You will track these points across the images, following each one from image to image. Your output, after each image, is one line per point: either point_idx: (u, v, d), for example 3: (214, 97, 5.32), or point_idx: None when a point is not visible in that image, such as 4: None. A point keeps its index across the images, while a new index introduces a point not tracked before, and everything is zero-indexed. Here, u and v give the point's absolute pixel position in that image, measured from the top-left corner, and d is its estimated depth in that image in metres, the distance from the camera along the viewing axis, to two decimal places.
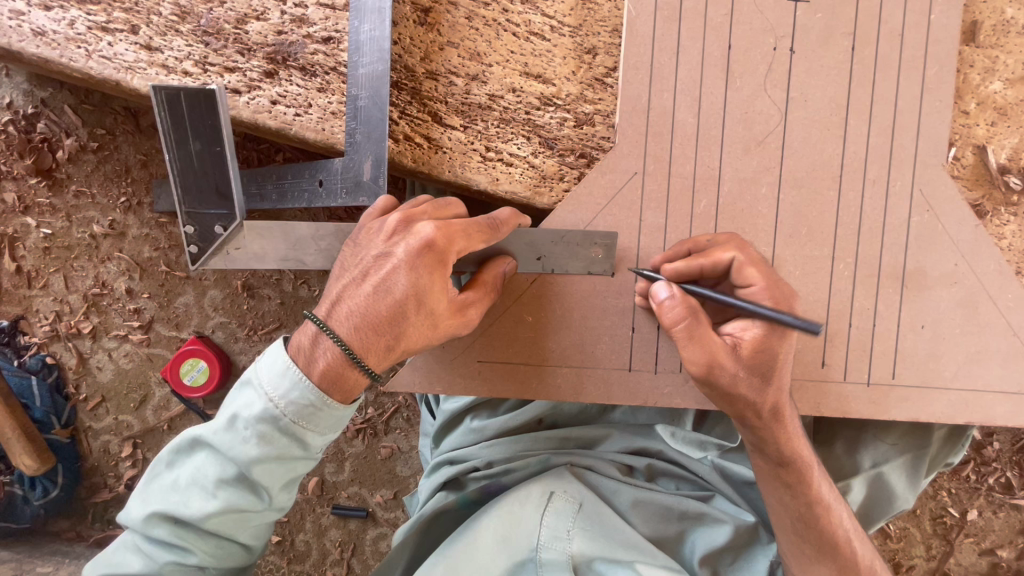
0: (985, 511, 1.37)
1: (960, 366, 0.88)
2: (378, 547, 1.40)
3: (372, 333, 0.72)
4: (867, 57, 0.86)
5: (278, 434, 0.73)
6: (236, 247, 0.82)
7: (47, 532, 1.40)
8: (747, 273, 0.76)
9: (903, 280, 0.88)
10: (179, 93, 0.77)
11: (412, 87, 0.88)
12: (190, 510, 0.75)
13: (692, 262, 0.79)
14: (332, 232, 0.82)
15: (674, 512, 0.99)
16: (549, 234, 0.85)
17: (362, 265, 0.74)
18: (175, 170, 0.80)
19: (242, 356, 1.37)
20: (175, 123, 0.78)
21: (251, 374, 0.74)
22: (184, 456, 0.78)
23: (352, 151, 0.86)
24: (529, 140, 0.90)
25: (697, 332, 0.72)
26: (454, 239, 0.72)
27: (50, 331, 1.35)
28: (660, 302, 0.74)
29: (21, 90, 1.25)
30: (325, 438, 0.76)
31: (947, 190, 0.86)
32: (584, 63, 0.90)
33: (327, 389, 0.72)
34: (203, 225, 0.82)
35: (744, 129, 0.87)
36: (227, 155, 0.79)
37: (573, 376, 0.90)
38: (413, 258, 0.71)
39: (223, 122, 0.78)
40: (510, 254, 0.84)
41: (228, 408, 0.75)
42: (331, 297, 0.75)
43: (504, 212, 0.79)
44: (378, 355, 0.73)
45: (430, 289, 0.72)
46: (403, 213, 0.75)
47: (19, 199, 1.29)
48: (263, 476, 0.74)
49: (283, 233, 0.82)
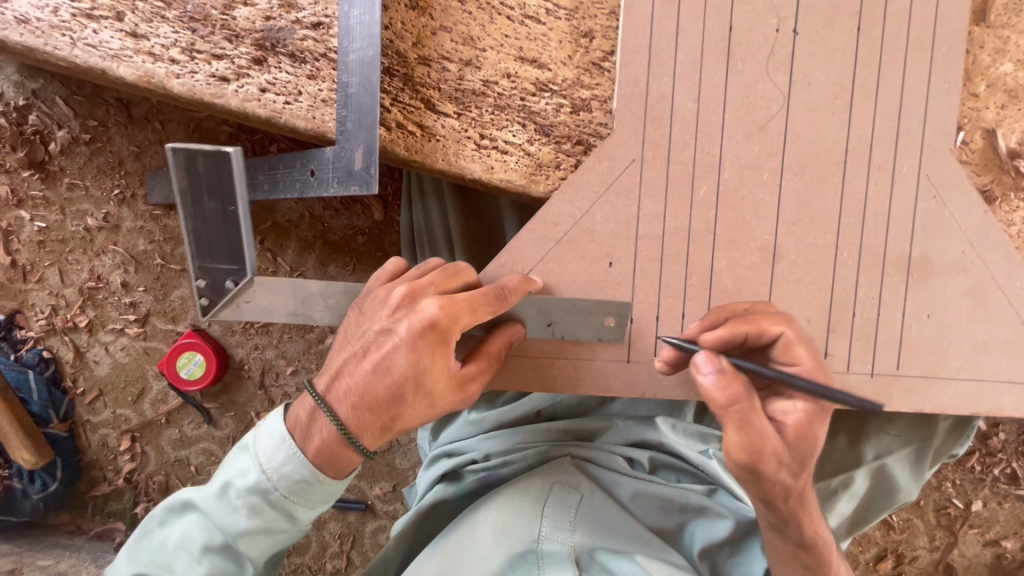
0: (989, 503, 1.36)
1: (967, 356, 0.86)
2: (378, 539, 1.40)
3: (369, 413, 0.70)
4: (874, 38, 0.83)
5: (268, 507, 0.73)
6: (246, 301, 0.82)
7: (47, 524, 1.40)
8: (794, 352, 0.73)
9: (909, 269, 0.86)
10: (194, 153, 0.74)
11: (404, 73, 0.86)
12: (175, 575, 0.74)
13: (739, 329, 0.73)
14: (341, 291, 0.82)
15: (674, 505, 0.98)
16: (565, 302, 0.85)
17: (363, 340, 0.72)
18: (189, 227, 0.77)
19: (239, 349, 1.36)
20: (190, 183, 0.75)
21: (250, 441, 0.75)
22: (175, 515, 0.78)
23: (343, 140, 0.84)
24: (525, 127, 0.88)
25: (748, 414, 0.65)
26: (458, 317, 0.70)
27: (46, 325, 1.34)
28: (715, 375, 0.65)
29: (11, 81, 1.23)
30: (315, 511, 0.76)
31: (954, 175, 0.84)
32: (580, 47, 0.88)
33: (321, 466, 0.72)
34: (215, 279, 0.81)
35: (746, 114, 0.84)
36: (241, 218, 0.76)
37: (571, 368, 0.88)
38: (415, 339, 0.69)
39: (239, 186, 0.74)
40: (517, 320, 0.83)
41: (224, 474, 0.75)
42: (332, 370, 0.74)
43: (514, 280, 0.78)
44: (374, 434, 0.71)
45: (431, 369, 0.70)
46: (408, 286, 0.73)
47: (12, 191, 1.28)
48: (249, 546, 0.74)
49: (293, 289, 0.82)
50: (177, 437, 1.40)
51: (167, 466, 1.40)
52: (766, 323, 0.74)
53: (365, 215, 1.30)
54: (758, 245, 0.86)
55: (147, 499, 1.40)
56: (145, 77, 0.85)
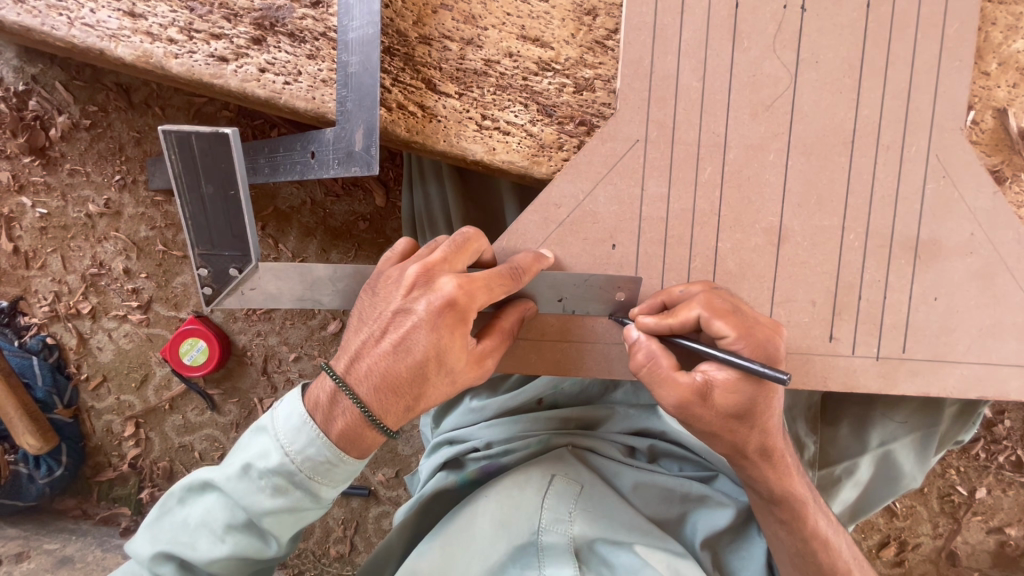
0: (994, 490, 1.35)
1: (974, 339, 0.85)
2: (381, 525, 1.41)
3: (392, 394, 0.70)
4: (884, 15, 0.82)
5: (292, 487, 0.72)
6: (251, 288, 0.81)
7: (53, 509, 1.41)
8: (715, 327, 0.70)
9: (917, 251, 0.84)
10: (189, 136, 0.73)
11: (405, 53, 0.85)
12: (199, 553, 0.74)
13: (662, 320, 0.75)
14: (349, 274, 0.82)
15: (676, 494, 0.97)
16: (575, 277, 0.84)
17: (380, 320, 0.72)
18: (187, 214, 0.76)
19: (241, 336, 1.36)
20: (187, 167, 0.74)
21: (270, 422, 0.74)
22: (196, 495, 0.78)
23: (344, 121, 0.83)
24: (527, 108, 0.87)
25: (659, 374, 0.72)
26: (476, 295, 0.70)
27: (49, 312, 1.34)
28: (629, 344, 0.76)
29: (10, 66, 1.22)
30: (337, 490, 0.76)
31: (965, 155, 0.82)
32: (584, 26, 0.87)
33: (344, 447, 0.72)
34: (217, 267, 0.80)
35: (752, 93, 0.83)
36: (242, 200, 0.75)
37: (576, 351, 0.87)
38: (435, 317, 0.69)
39: (237, 167, 0.73)
40: (529, 296, 0.83)
41: (243, 456, 0.74)
42: (349, 352, 0.73)
43: (526, 259, 0.78)
44: (397, 415, 0.72)
45: (451, 347, 0.70)
46: (422, 264, 0.71)
47: (13, 177, 1.28)
48: (272, 526, 0.74)
49: (299, 274, 0.81)
50: (181, 423, 1.40)
51: (172, 452, 1.41)
52: (700, 308, 0.72)
53: (367, 201, 1.29)
54: (762, 226, 0.85)
55: (151, 484, 1.41)
56: (144, 57, 0.84)
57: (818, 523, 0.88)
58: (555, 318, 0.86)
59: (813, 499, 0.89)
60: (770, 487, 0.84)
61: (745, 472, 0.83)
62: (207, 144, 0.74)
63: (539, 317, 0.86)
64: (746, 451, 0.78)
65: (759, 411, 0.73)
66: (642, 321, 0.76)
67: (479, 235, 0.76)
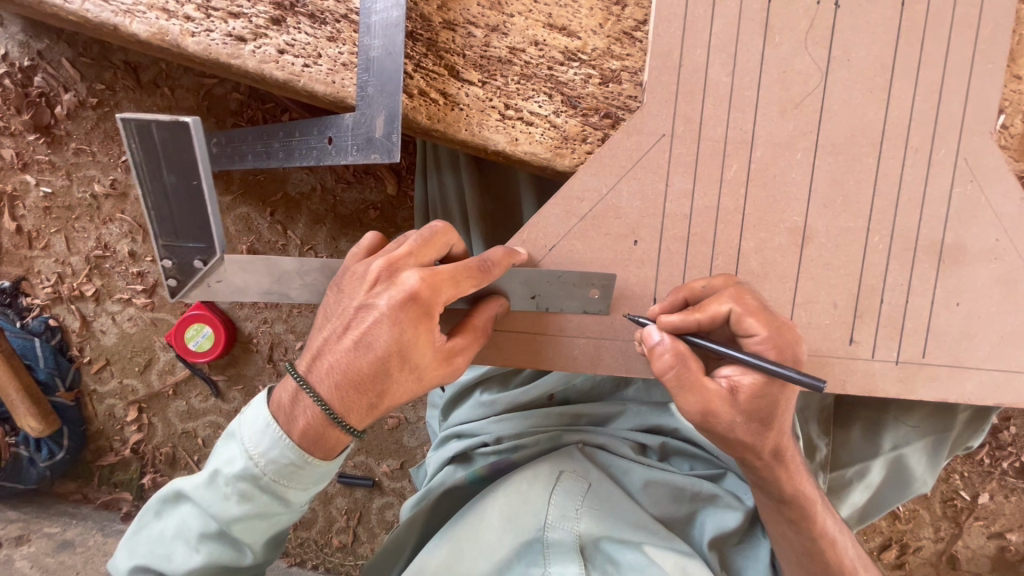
0: (996, 496, 1.36)
1: (995, 346, 0.85)
2: (385, 516, 1.41)
3: (354, 391, 0.68)
4: (918, 14, 0.80)
5: (258, 492, 0.71)
6: (217, 280, 0.77)
7: (53, 493, 1.40)
8: (746, 324, 0.71)
9: (941, 255, 0.84)
10: (149, 124, 0.70)
11: (428, 38, 0.83)
12: (174, 565, 0.74)
13: (689, 315, 0.73)
14: (318, 268, 0.78)
15: (686, 493, 0.96)
16: (548, 273, 0.82)
17: (343, 317, 0.70)
18: (150, 203, 0.74)
19: (248, 323, 1.35)
20: (149, 157, 0.71)
21: (236, 428, 0.73)
22: (169, 506, 0.77)
23: (364, 106, 0.81)
24: (551, 98, 0.85)
25: (687, 379, 0.70)
26: (440, 289, 0.68)
27: (51, 293, 1.32)
28: (651, 346, 0.72)
29: (16, 41, 1.19)
30: (307, 492, 0.74)
31: (994, 160, 0.81)
32: (612, 15, 0.85)
33: (308, 447, 0.70)
34: (182, 257, 0.77)
35: (781, 90, 0.81)
36: (205, 190, 0.72)
37: (590, 347, 0.86)
38: (396, 312, 0.66)
39: (201, 157, 0.71)
40: (502, 293, 0.81)
41: (212, 462, 0.74)
42: (312, 350, 0.71)
43: (497, 253, 0.75)
44: (361, 413, 0.69)
45: (415, 343, 0.68)
46: (386, 259, 0.69)
47: (17, 155, 1.25)
48: (242, 533, 0.74)
49: (266, 267, 0.77)
50: (184, 409, 1.39)
51: (175, 438, 1.40)
52: (731, 305, 0.72)
53: (378, 189, 1.27)
54: (787, 226, 0.83)
55: (153, 470, 1.40)
56: (159, 35, 0.82)
57: (823, 521, 0.88)
58: (570, 315, 0.85)
59: (822, 501, 0.89)
60: (774, 486, 0.84)
61: (746, 465, 0.82)
62: (168, 132, 0.71)
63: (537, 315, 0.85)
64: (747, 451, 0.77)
65: (775, 411, 0.72)
66: (664, 318, 0.75)
67: (447, 230, 0.74)
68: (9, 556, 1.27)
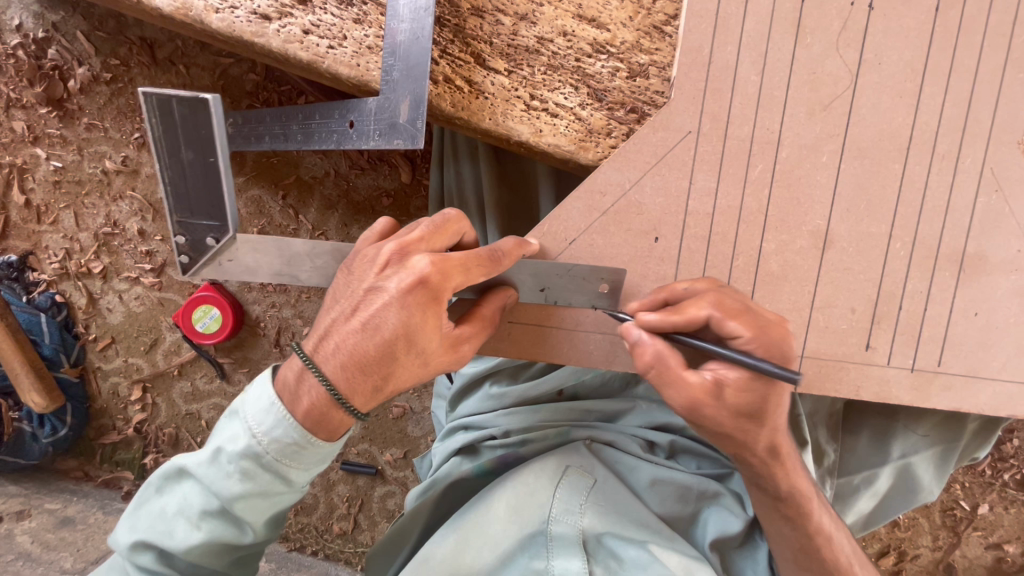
0: (995, 507, 1.36)
1: (1011, 357, 0.85)
2: (386, 504, 1.41)
3: (358, 373, 0.67)
4: (952, 19, 0.79)
5: (260, 471, 0.71)
6: (229, 259, 0.76)
7: (54, 470, 1.40)
8: (727, 326, 0.69)
9: (962, 264, 0.83)
10: (170, 100, 0.69)
11: (455, 24, 0.82)
12: (175, 541, 0.73)
13: (668, 317, 0.71)
14: (329, 251, 0.76)
15: (692, 492, 0.96)
16: (558, 266, 0.80)
17: (352, 299, 0.69)
18: (167, 178, 0.72)
19: (255, 306, 1.34)
20: (168, 132, 0.71)
21: (239, 406, 0.72)
22: (171, 483, 0.76)
23: (388, 90, 0.80)
24: (577, 91, 0.84)
25: (667, 374, 0.70)
26: (450, 275, 0.67)
27: (59, 269, 1.31)
28: (630, 342, 0.73)
29: (30, 12, 1.18)
30: (309, 472, 0.74)
31: (1018, 171, 0.81)
32: (642, 9, 0.84)
33: (313, 428, 0.69)
34: (195, 235, 0.75)
35: (810, 91, 0.81)
36: (222, 169, 0.71)
37: (604, 343, 0.85)
38: (405, 295, 0.65)
39: (219, 136, 0.69)
40: (511, 284, 0.80)
41: (215, 440, 0.73)
42: (320, 331, 0.70)
43: (508, 244, 0.75)
44: (365, 396, 0.69)
45: (422, 327, 0.67)
46: (398, 242, 0.69)
47: (28, 128, 1.24)
48: (244, 511, 0.73)
49: (278, 249, 0.76)
50: (189, 391, 1.38)
51: (178, 420, 1.39)
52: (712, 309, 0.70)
53: (392, 177, 1.27)
54: (808, 230, 0.83)
55: (156, 450, 1.40)
56: (183, 10, 0.81)
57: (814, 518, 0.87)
58: (580, 310, 0.85)
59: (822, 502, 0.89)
60: (778, 485, 0.83)
61: (738, 460, 0.82)
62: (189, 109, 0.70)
63: (545, 309, 0.84)
64: (741, 448, 0.78)
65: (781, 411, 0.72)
66: (641, 317, 0.72)
67: (460, 219, 0.74)
68: (8, 531, 1.24)
